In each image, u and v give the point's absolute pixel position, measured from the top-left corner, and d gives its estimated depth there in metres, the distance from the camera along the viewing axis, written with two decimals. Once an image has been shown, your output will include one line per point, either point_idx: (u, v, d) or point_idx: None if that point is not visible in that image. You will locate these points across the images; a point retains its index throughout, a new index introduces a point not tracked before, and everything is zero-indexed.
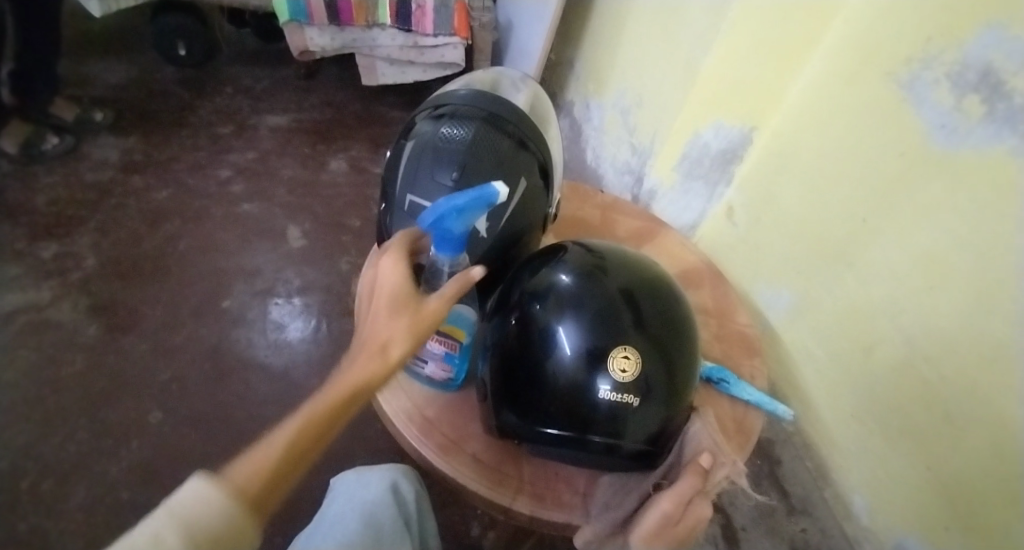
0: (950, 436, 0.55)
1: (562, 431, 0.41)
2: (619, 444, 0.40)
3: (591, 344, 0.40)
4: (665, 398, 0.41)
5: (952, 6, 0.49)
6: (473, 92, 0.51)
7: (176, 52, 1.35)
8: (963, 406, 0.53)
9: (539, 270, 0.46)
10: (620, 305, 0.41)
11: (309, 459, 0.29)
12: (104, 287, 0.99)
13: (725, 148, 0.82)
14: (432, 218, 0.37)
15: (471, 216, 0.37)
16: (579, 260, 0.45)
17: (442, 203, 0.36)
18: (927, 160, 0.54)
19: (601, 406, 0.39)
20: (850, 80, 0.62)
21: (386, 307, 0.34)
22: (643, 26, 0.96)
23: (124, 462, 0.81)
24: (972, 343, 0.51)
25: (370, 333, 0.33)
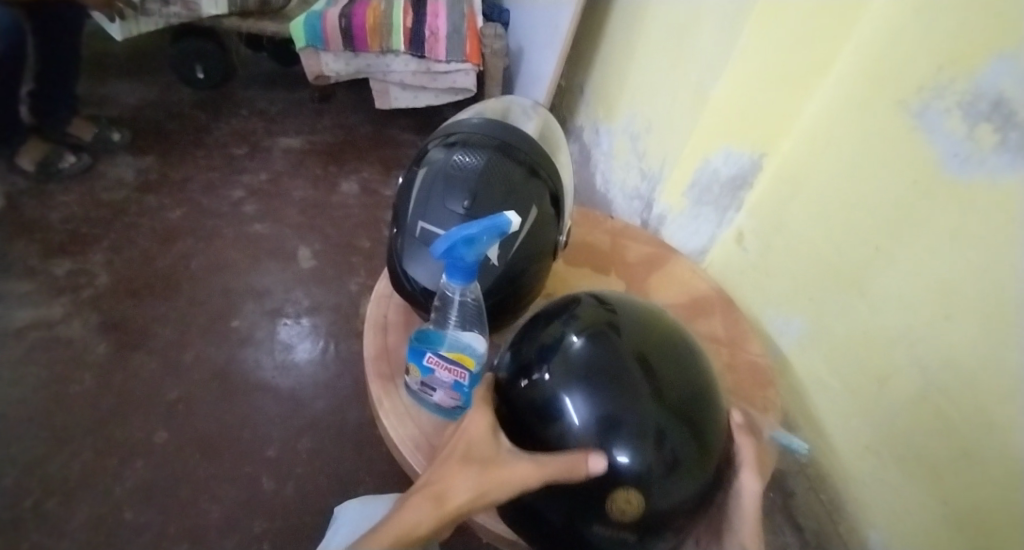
0: (966, 473, 0.53)
1: (578, 507, 0.37)
2: (638, 516, 0.37)
3: (607, 413, 0.37)
4: (686, 467, 0.38)
5: (963, 37, 0.49)
6: (485, 121, 0.52)
7: (194, 75, 1.38)
8: (980, 440, 0.51)
9: (549, 327, 0.43)
10: (637, 367, 0.39)
11: None
12: (115, 305, 1.00)
13: (735, 175, 0.82)
14: (445, 246, 0.37)
15: (484, 246, 0.37)
16: (589, 317, 0.43)
17: (455, 231, 0.37)
18: (940, 189, 0.53)
19: (621, 478, 0.36)
20: (861, 109, 0.62)
21: (465, 456, 0.32)
22: (653, 54, 0.97)
23: (127, 482, 0.80)
24: (990, 375, 0.50)
25: (433, 475, 0.30)
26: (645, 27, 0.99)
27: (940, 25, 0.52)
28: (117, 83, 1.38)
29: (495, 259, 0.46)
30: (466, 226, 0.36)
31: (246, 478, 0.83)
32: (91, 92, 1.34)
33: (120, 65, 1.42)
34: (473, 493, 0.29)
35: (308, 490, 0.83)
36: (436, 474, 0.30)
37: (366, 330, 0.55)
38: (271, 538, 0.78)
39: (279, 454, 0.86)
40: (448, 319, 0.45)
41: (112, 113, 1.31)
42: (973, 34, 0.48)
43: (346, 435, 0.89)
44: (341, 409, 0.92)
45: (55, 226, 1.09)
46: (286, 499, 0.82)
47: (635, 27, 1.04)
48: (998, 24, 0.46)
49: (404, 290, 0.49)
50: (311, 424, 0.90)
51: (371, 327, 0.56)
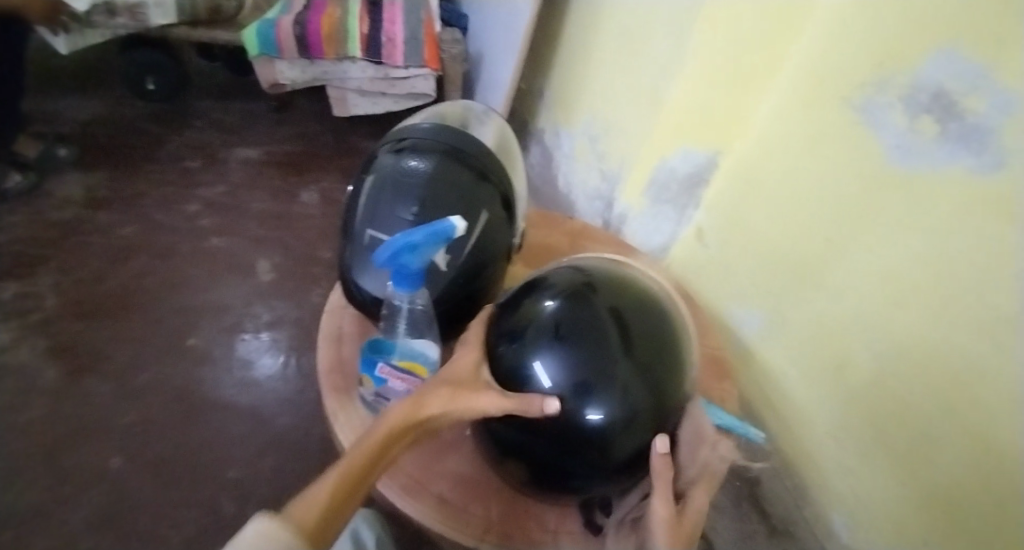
0: (921, 450, 0.56)
1: (550, 450, 0.41)
2: (604, 461, 0.40)
3: (578, 372, 0.39)
4: (649, 419, 0.40)
5: (898, 33, 0.51)
6: (434, 126, 0.52)
7: (145, 87, 1.34)
8: (937, 423, 0.53)
9: (525, 295, 0.45)
10: (608, 327, 0.41)
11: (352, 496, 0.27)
12: (64, 328, 0.96)
13: (692, 173, 0.84)
14: (386, 255, 0.36)
15: (427, 253, 0.37)
16: (565, 282, 0.45)
17: (397, 238, 0.36)
18: (886, 179, 0.55)
19: (589, 429, 0.39)
20: (807, 105, 0.64)
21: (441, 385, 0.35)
22: (609, 56, 0.98)
23: (81, 511, 0.77)
24: (943, 359, 0.51)
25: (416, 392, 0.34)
26: (600, 29, 1.01)
27: (875, 21, 0.54)
28: (64, 98, 1.33)
29: (445, 264, 0.45)
30: (409, 233, 0.36)
31: (208, 501, 0.80)
32: (34, 107, 1.28)
33: (66, 79, 1.37)
34: (446, 406, 0.33)
35: (273, 510, 0.81)
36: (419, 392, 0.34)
37: (320, 342, 0.54)
38: None
39: (242, 473, 0.84)
40: (397, 328, 0.45)
41: (59, 128, 1.26)
42: (911, 28, 0.50)
43: (311, 452, 0.87)
44: (306, 425, 0.90)
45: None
46: (250, 521, 0.79)
47: (589, 30, 1.05)
48: (932, 19, 0.48)
49: (355, 300, 0.48)
50: (275, 442, 0.87)
51: (324, 339, 0.54)
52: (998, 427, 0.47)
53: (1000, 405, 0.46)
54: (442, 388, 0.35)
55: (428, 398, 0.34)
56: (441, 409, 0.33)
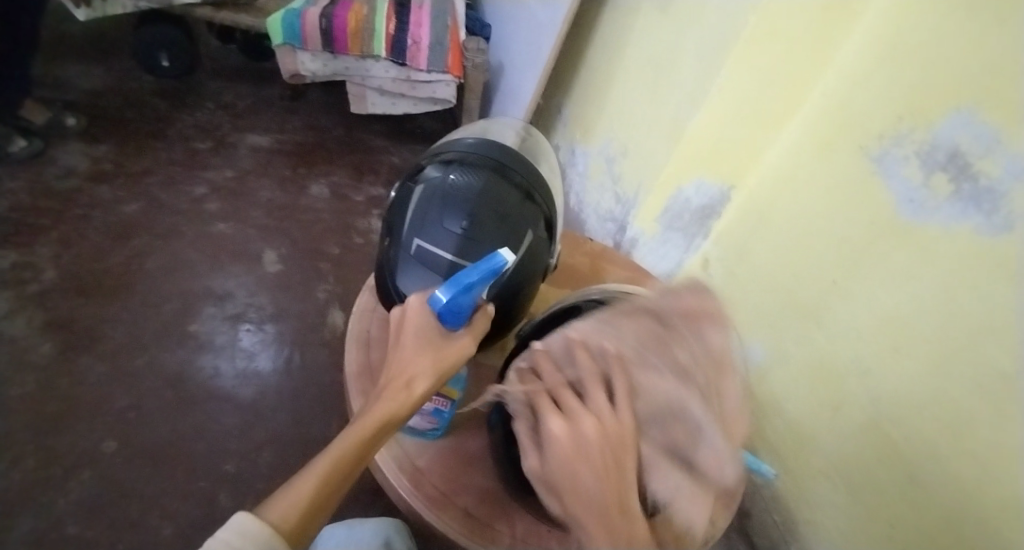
0: (910, 491, 0.57)
1: None
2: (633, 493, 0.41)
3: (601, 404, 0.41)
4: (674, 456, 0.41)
5: (919, 91, 0.54)
6: (480, 141, 0.53)
7: (158, 63, 1.32)
8: (926, 467, 0.55)
9: (556, 329, 0.47)
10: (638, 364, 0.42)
11: (337, 482, 0.32)
12: (60, 302, 0.93)
13: (705, 204, 0.86)
14: (444, 296, 0.37)
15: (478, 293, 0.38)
16: (596, 315, 0.47)
17: (455, 278, 0.37)
18: (895, 230, 0.57)
19: None
20: (823, 149, 0.67)
21: (418, 338, 0.39)
22: (631, 82, 1.01)
23: (69, 496, 0.75)
24: (934, 404, 0.54)
25: (401, 363, 0.38)
26: (626, 55, 1.03)
27: (901, 76, 0.56)
28: (73, 66, 1.30)
29: (490, 277, 0.46)
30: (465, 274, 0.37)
31: (202, 493, 0.79)
32: (41, 72, 1.26)
33: (77, 47, 1.34)
34: (432, 375, 0.38)
35: None
36: (409, 359, 0.38)
37: (348, 344, 0.54)
38: None
39: (238, 467, 0.82)
40: None
41: (65, 95, 1.23)
42: (934, 87, 0.52)
43: (310, 449, 0.86)
44: (304, 422, 0.88)
45: None
46: None
47: (615, 54, 1.07)
48: (956, 82, 0.50)
49: (393, 304, 0.49)
50: (273, 437, 0.86)
51: (352, 341, 0.54)
52: (987, 470, 0.49)
53: (992, 458, 0.48)
54: (422, 351, 0.38)
55: (411, 369, 0.38)
56: (427, 379, 0.38)
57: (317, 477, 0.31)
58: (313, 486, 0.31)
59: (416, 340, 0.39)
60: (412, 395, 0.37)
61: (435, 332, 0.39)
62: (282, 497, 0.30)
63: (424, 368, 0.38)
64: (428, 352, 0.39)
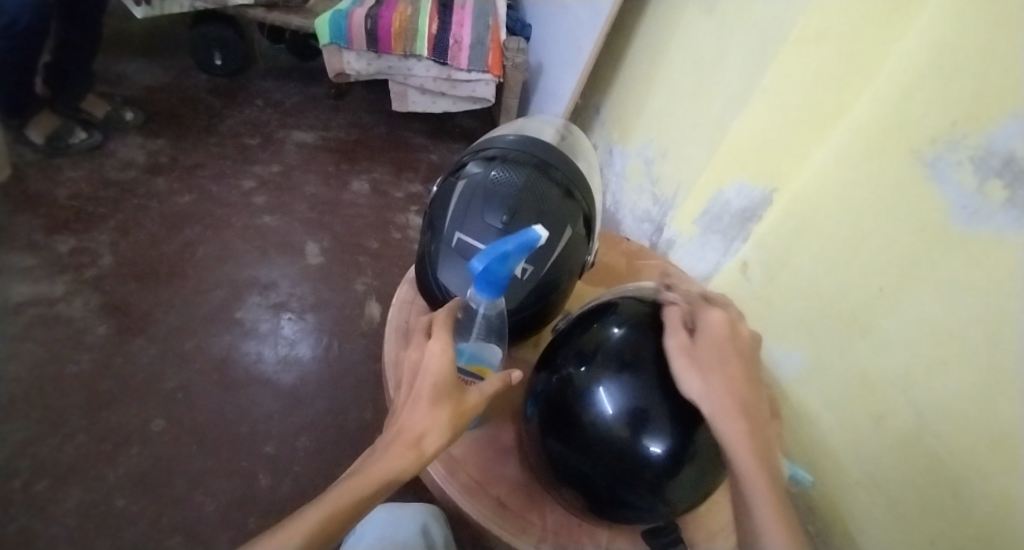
0: (952, 511, 0.54)
1: (608, 477, 0.41)
2: (664, 493, 0.40)
3: (634, 402, 0.41)
4: (707, 458, 0.41)
5: (975, 93, 0.51)
6: (521, 138, 0.53)
7: (212, 62, 1.38)
8: (971, 488, 0.52)
9: (591, 325, 0.47)
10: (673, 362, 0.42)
11: (332, 536, 0.32)
12: (117, 287, 0.99)
13: (745, 207, 0.84)
14: (479, 265, 0.37)
15: (515, 263, 0.37)
16: (632, 313, 0.46)
17: (493, 248, 0.36)
18: (946, 238, 0.54)
19: (650, 461, 0.40)
20: (872, 153, 0.64)
21: (430, 392, 0.37)
22: (673, 82, 1.00)
23: (120, 469, 0.79)
24: (984, 422, 0.50)
25: (410, 416, 0.36)
26: (668, 55, 1.02)
27: (957, 77, 0.53)
28: (135, 65, 1.38)
29: (529, 272, 0.47)
30: (503, 243, 0.36)
31: (243, 473, 0.82)
32: (106, 70, 1.34)
33: (139, 47, 1.42)
34: (444, 434, 0.36)
35: (303, 490, 0.82)
36: (419, 412, 0.36)
37: (388, 334, 0.56)
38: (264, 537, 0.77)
39: (277, 450, 0.85)
40: (471, 331, 0.44)
41: (127, 92, 1.31)
42: (990, 90, 0.49)
43: (346, 436, 0.89)
44: (341, 410, 0.91)
45: (61, 202, 1.09)
46: (281, 499, 0.81)
47: (657, 54, 1.06)
48: (1014, 84, 0.47)
49: (432, 296, 0.50)
50: (311, 423, 0.89)
51: (392, 331, 0.56)
52: None
53: None
54: (437, 409, 0.36)
55: (423, 425, 0.36)
56: (437, 439, 0.36)
57: (315, 523, 0.31)
58: (307, 533, 0.30)
59: (429, 396, 0.37)
60: (420, 454, 0.35)
61: (449, 389, 0.37)
62: (275, 540, 0.29)
63: (434, 424, 0.36)
64: (443, 407, 0.37)
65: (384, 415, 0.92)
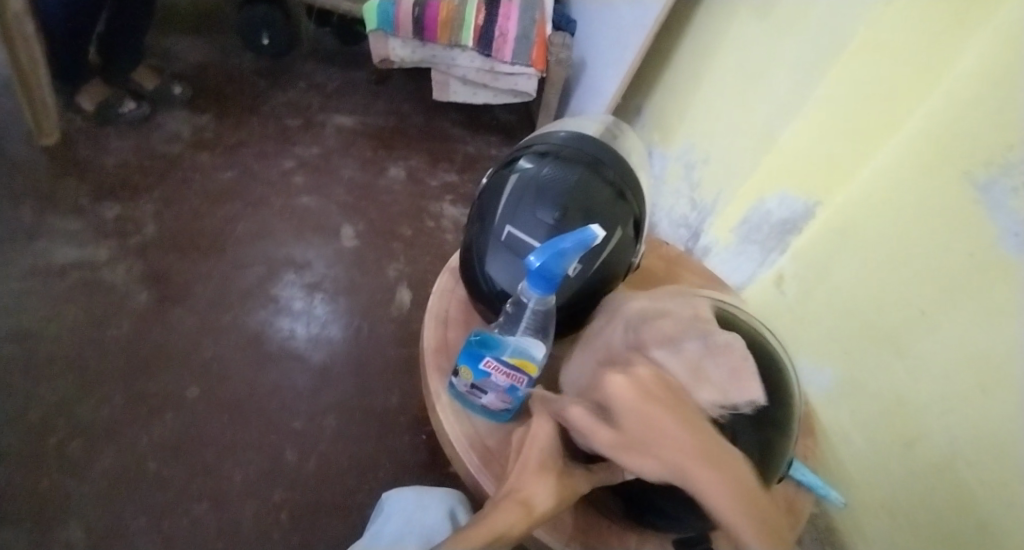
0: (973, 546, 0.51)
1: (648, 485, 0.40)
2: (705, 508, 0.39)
3: None
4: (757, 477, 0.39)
5: None
6: (575, 136, 0.53)
7: (259, 42, 1.40)
8: (997, 522, 0.48)
9: None
10: None
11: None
12: (159, 256, 1.02)
13: (787, 218, 0.82)
14: (537, 261, 0.37)
15: (572, 260, 0.37)
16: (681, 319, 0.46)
17: (551, 244, 0.37)
18: (994, 264, 0.52)
19: None
20: (922, 172, 0.62)
21: (536, 462, 0.37)
22: (720, 89, 0.98)
23: (154, 433, 0.82)
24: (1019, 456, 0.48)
25: (516, 481, 0.36)
26: (716, 61, 1.00)
27: (1016, 100, 0.51)
28: (185, 40, 1.41)
29: (576, 271, 0.47)
30: (561, 239, 0.36)
31: (271, 446, 0.84)
32: (157, 44, 1.37)
33: (190, 23, 1.45)
34: (553, 500, 0.34)
35: (328, 468, 0.84)
36: (521, 480, 0.36)
37: (427, 322, 0.56)
38: (288, 509, 0.79)
39: (304, 427, 0.87)
40: (518, 325, 0.44)
41: (175, 67, 1.34)
42: None
43: (371, 419, 0.90)
44: (368, 392, 0.93)
45: (108, 170, 1.12)
46: (306, 475, 0.82)
47: (706, 59, 1.04)
48: None
49: (477, 288, 0.51)
50: (338, 402, 0.91)
51: (431, 319, 0.56)
52: None
53: None
54: (544, 476, 0.36)
55: (529, 490, 0.35)
56: (542, 501, 0.34)
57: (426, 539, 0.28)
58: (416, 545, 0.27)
59: (536, 464, 0.37)
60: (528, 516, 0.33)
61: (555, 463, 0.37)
62: None
63: (542, 492, 0.35)
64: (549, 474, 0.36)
65: (410, 401, 0.93)
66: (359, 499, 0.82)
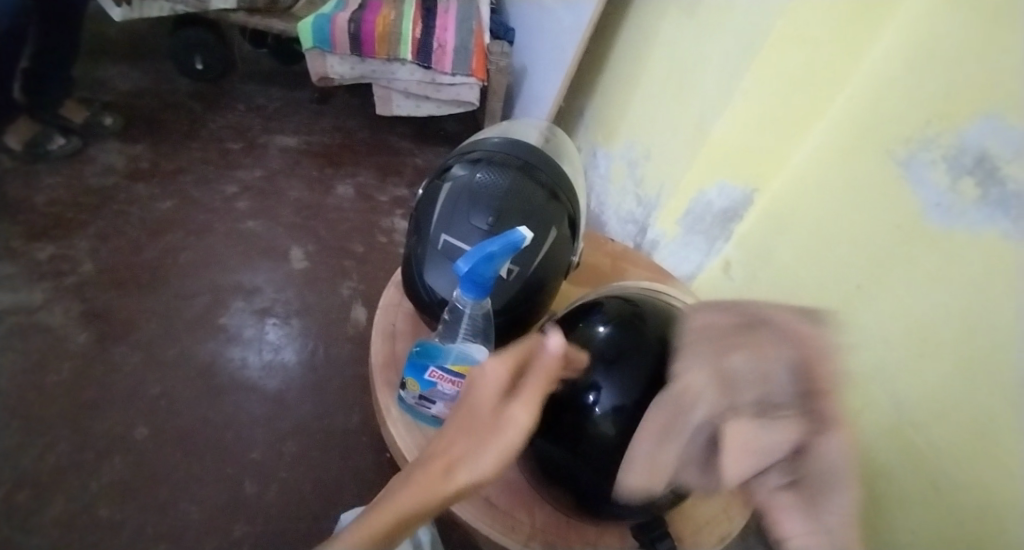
0: (935, 504, 0.54)
1: (593, 472, 0.43)
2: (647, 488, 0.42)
3: (619, 399, 0.42)
4: None
5: (946, 96, 0.53)
6: (505, 141, 0.54)
7: (193, 66, 1.36)
8: (957, 482, 0.51)
9: (577, 324, 0.48)
10: (658, 361, 0.44)
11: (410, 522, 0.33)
12: (97, 294, 0.97)
13: (727, 207, 0.85)
14: (466, 265, 0.38)
15: (501, 264, 0.38)
16: (616, 312, 0.48)
17: (479, 248, 0.37)
18: (921, 234, 0.55)
19: (633, 457, 0.41)
20: (850, 153, 0.65)
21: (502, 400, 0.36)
22: (654, 86, 1.02)
23: (103, 479, 0.77)
24: (961, 412, 0.50)
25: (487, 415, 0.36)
26: (648, 60, 1.04)
27: (929, 81, 0.54)
28: None
29: (514, 273, 0.48)
30: (489, 243, 0.37)
31: (228, 480, 0.81)
32: None
33: None
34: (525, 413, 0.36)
35: (290, 497, 0.81)
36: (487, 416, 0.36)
37: (375, 338, 0.56)
38: (251, 544, 0.76)
39: (263, 456, 0.85)
40: (458, 331, 0.45)
41: None
42: (959, 93, 0.51)
43: (333, 442, 0.88)
44: (328, 415, 0.91)
45: None
46: (267, 506, 0.80)
47: (638, 60, 1.08)
48: (981, 87, 0.49)
49: (420, 300, 0.51)
50: (296, 428, 0.88)
51: (379, 334, 0.56)
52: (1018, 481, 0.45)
53: (1001, 467, 0.46)
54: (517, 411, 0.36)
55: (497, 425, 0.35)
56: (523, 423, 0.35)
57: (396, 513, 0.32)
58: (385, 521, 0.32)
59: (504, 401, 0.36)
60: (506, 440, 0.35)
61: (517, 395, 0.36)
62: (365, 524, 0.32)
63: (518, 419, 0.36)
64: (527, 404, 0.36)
65: (371, 420, 0.92)
66: (324, 525, 0.80)
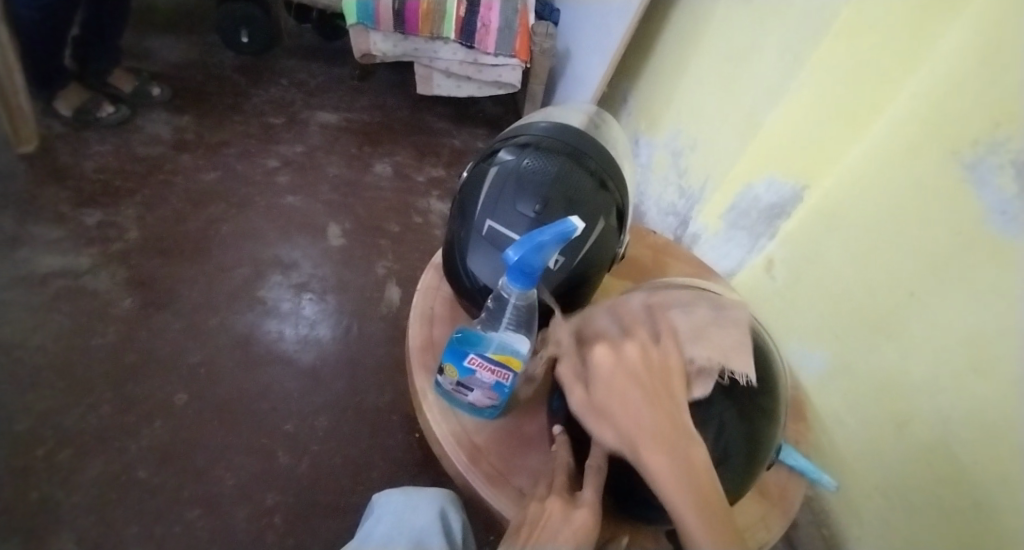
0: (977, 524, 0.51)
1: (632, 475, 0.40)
2: None
3: None
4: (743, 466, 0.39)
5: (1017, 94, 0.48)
6: (554, 125, 0.52)
7: (239, 39, 1.38)
8: (1002, 502, 0.48)
9: None
10: None
11: None
12: (141, 261, 1.00)
13: (774, 203, 0.81)
14: (515, 255, 0.37)
15: (551, 253, 0.37)
16: None
17: (531, 237, 0.36)
18: (981, 242, 0.52)
19: None
20: (909, 151, 0.61)
21: None
22: (704, 73, 0.98)
23: (144, 441, 0.81)
24: (1015, 432, 0.47)
25: None
26: (700, 45, 0.99)
27: (1004, 76, 0.50)
28: (163, 40, 1.38)
29: (559, 264, 0.47)
30: (541, 232, 0.36)
31: (261, 450, 0.84)
32: (134, 45, 1.34)
33: (167, 23, 1.43)
34: None
35: (320, 470, 0.83)
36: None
37: (412, 321, 0.56)
38: (281, 513, 0.78)
39: (295, 429, 0.87)
40: (501, 320, 0.44)
41: (154, 68, 1.31)
42: None
43: (363, 419, 0.89)
44: (359, 392, 0.92)
45: (87, 175, 1.10)
46: (298, 477, 0.82)
47: (690, 44, 1.03)
48: None
49: (462, 285, 0.50)
50: (329, 403, 0.90)
51: (417, 317, 0.56)
52: None
53: None
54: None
55: None
56: None
57: None
58: None
59: None
60: None
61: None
62: None
63: None
64: None
65: (402, 399, 0.93)
66: (352, 500, 0.81)
